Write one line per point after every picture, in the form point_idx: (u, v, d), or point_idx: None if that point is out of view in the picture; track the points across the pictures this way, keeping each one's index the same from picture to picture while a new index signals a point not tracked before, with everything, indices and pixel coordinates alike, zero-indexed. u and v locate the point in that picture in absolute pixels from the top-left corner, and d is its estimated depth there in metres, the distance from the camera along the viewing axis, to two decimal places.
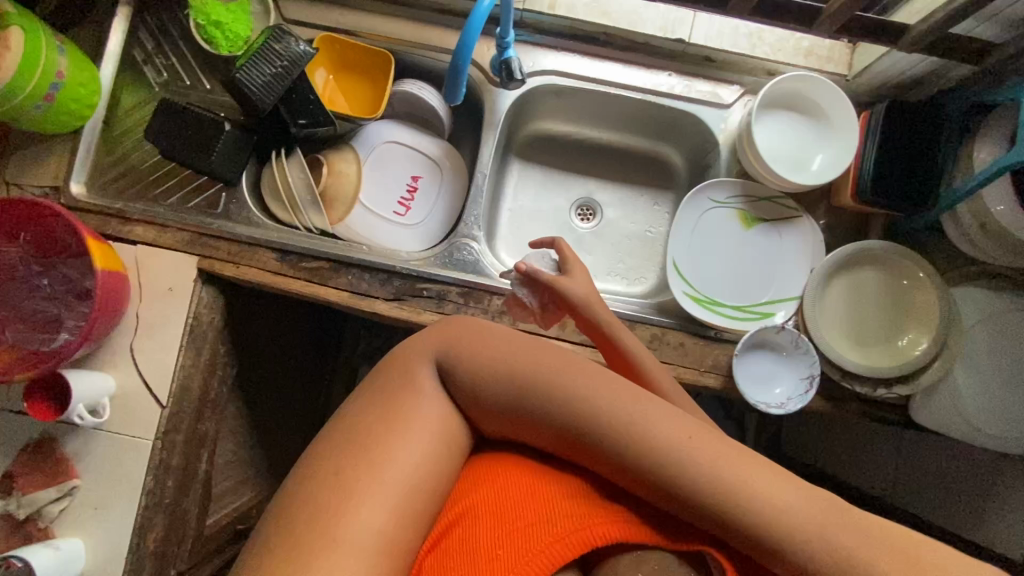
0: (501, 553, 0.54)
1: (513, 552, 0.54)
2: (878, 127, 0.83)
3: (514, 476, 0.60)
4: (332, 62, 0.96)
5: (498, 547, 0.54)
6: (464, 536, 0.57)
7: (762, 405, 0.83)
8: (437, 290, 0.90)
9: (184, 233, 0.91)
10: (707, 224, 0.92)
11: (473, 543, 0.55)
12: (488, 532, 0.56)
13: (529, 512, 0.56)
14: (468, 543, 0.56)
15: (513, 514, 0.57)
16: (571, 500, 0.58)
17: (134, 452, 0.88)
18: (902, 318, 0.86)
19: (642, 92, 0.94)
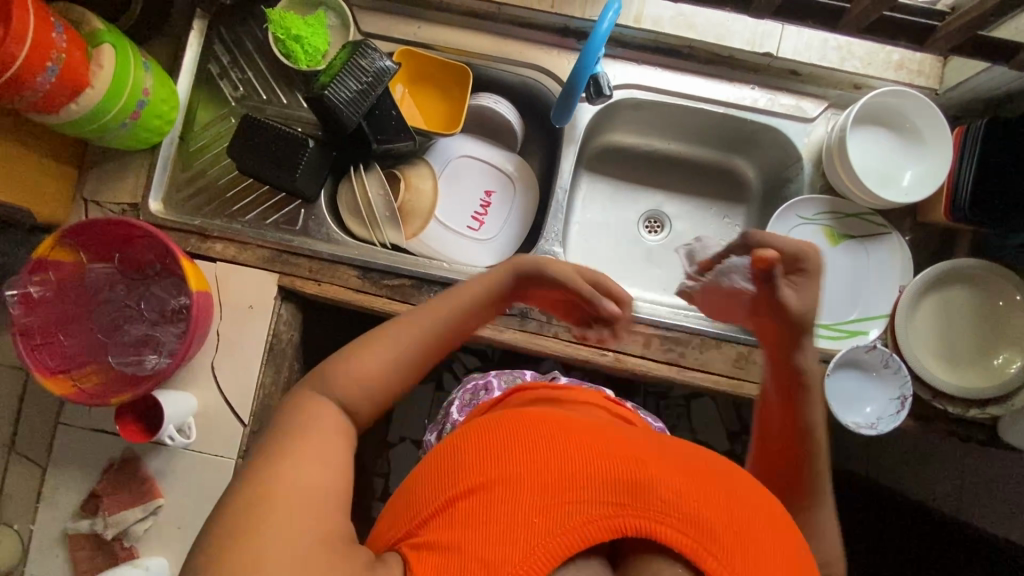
0: (537, 522, 0.44)
1: (535, 532, 0.43)
2: (976, 146, 0.82)
3: (531, 434, 0.49)
4: (410, 75, 0.96)
5: (530, 516, 0.44)
6: (478, 511, 0.45)
7: (853, 426, 0.82)
8: (520, 308, 0.89)
9: (265, 250, 0.90)
10: (793, 241, 0.90)
11: (492, 516, 0.44)
12: (509, 501, 0.45)
13: (557, 472, 0.46)
14: (483, 511, 0.44)
15: (537, 477, 0.46)
16: (607, 472, 0.47)
17: (216, 471, 0.87)
18: (995, 338, 0.84)
19: (724, 105, 0.93)
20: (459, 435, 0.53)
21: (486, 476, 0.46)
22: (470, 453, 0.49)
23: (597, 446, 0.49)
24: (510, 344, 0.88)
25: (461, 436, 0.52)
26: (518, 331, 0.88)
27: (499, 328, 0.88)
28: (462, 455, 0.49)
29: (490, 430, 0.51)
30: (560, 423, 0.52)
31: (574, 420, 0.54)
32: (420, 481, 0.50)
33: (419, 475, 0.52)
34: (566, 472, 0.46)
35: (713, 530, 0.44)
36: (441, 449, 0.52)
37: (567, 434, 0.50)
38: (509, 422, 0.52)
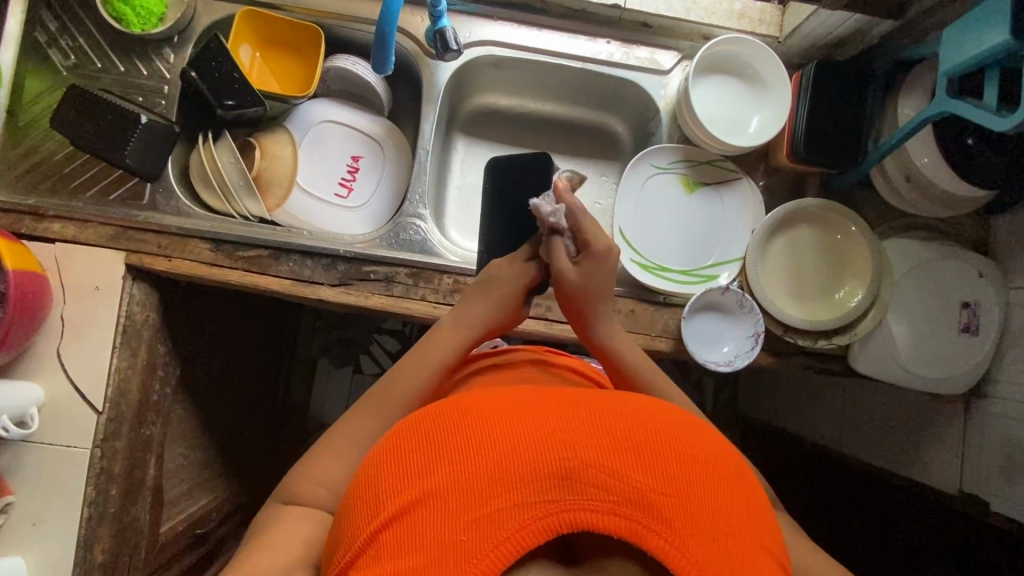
0: (467, 539, 0.42)
1: (481, 531, 0.43)
2: (807, 88, 0.86)
3: (453, 435, 0.48)
4: (256, 38, 0.91)
5: (460, 533, 0.43)
6: (408, 533, 0.44)
7: (710, 364, 0.85)
8: (385, 272, 0.87)
9: (108, 228, 0.86)
10: (650, 191, 0.93)
11: (433, 528, 0.43)
12: (443, 502, 0.44)
13: (487, 474, 0.45)
14: (422, 528, 0.43)
15: (461, 480, 0.45)
16: (531, 437, 0.47)
17: (72, 462, 0.83)
18: (838, 272, 0.89)
19: (581, 60, 0.94)
20: (383, 440, 0.53)
21: (413, 495, 0.45)
22: (394, 474, 0.48)
23: (517, 432, 0.47)
24: (376, 309, 0.86)
25: (384, 443, 0.52)
26: (384, 296, 0.86)
27: (365, 294, 0.86)
28: (388, 484, 0.47)
29: (407, 441, 0.50)
30: (479, 415, 0.50)
31: (500, 412, 0.50)
32: (355, 502, 0.49)
33: (350, 496, 0.51)
34: (488, 464, 0.46)
35: (632, 492, 0.44)
36: (366, 465, 0.52)
37: (486, 432, 0.48)
38: (429, 426, 0.50)
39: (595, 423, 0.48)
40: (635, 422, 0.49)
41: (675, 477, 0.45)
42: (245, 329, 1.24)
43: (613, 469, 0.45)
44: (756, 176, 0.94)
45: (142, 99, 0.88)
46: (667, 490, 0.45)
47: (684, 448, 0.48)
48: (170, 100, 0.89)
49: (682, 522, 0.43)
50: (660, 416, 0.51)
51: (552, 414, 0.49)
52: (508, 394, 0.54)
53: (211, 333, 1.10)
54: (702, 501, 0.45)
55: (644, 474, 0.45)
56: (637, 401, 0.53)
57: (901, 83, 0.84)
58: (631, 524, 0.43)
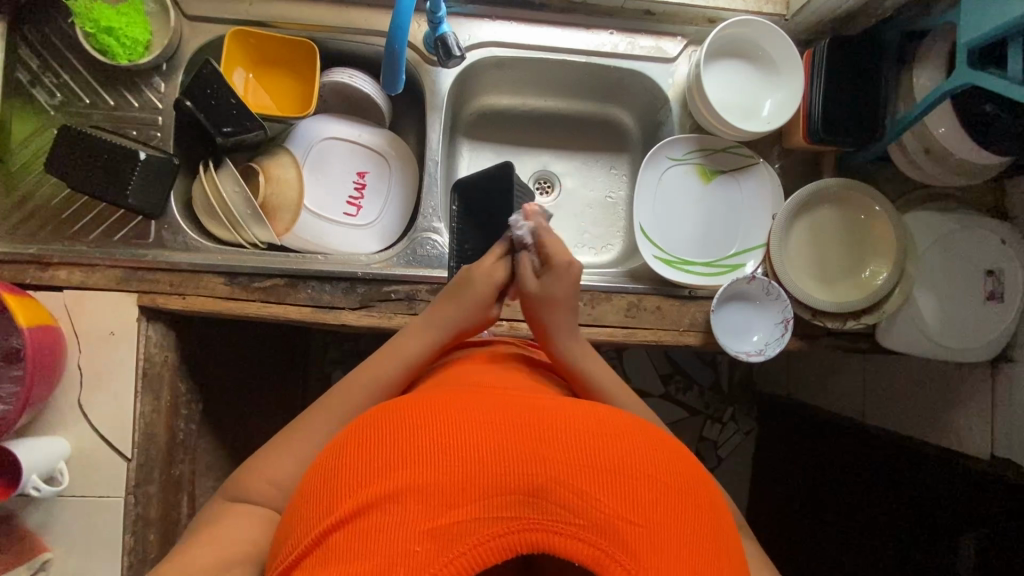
0: (420, 551, 0.42)
1: (435, 547, 0.42)
2: (821, 68, 0.84)
3: (419, 437, 0.47)
4: (249, 59, 0.87)
5: (413, 544, 0.42)
6: (358, 536, 0.43)
7: (741, 355, 0.85)
8: (406, 291, 0.85)
9: (116, 270, 0.83)
10: (666, 184, 0.91)
11: (386, 536, 0.42)
12: (399, 508, 0.43)
13: (449, 485, 0.44)
14: (375, 535, 0.43)
15: (422, 486, 0.44)
16: (499, 451, 0.46)
17: (106, 513, 0.82)
18: (862, 251, 0.88)
19: (586, 54, 0.91)
20: (347, 433, 0.52)
21: (370, 497, 0.44)
22: (353, 473, 0.47)
23: (487, 443, 0.46)
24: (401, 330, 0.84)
25: (348, 437, 0.51)
26: (408, 315, 0.84)
27: (388, 315, 0.84)
28: (345, 483, 0.46)
29: (371, 438, 0.49)
30: (450, 419, 0.48)
31: (469, 418, 0.48)
32: (309, 497, 0.48)
33: (306, 490, 0.50)
34: (453, 473, 0.45)
35: (597, 516, 0.44)
36: (325, 459, 0.51)
37: (457, 437, 0.47)
38: (395, 422, 0.49)
39: (571, 437, 0.47)
40: (613, 440, 0.48)
41: (644, 502, 0.45)
42: (262, 354, 1.22)
43: (581, 489, 0.44)
44: (771, 160, 0.93)
45: (137, 133, 0.85)
46: (635, 518, 0.44)
47: (659, 474, 0.47)
48: (165, 131, 0.86)
49: (643, 551, 0.43)
50: (638, 436, 0.50)
51: (528, 424, 0.48)
52: (483, 397, 0.53)
53: (229, 364, 1.08)
54: (669, 531, 0.45)
55: (612, 498, 0.44)
56: (619, 417, 0.52)
57: (917, 54, 0.83)
58: (590, 547, 0.43)
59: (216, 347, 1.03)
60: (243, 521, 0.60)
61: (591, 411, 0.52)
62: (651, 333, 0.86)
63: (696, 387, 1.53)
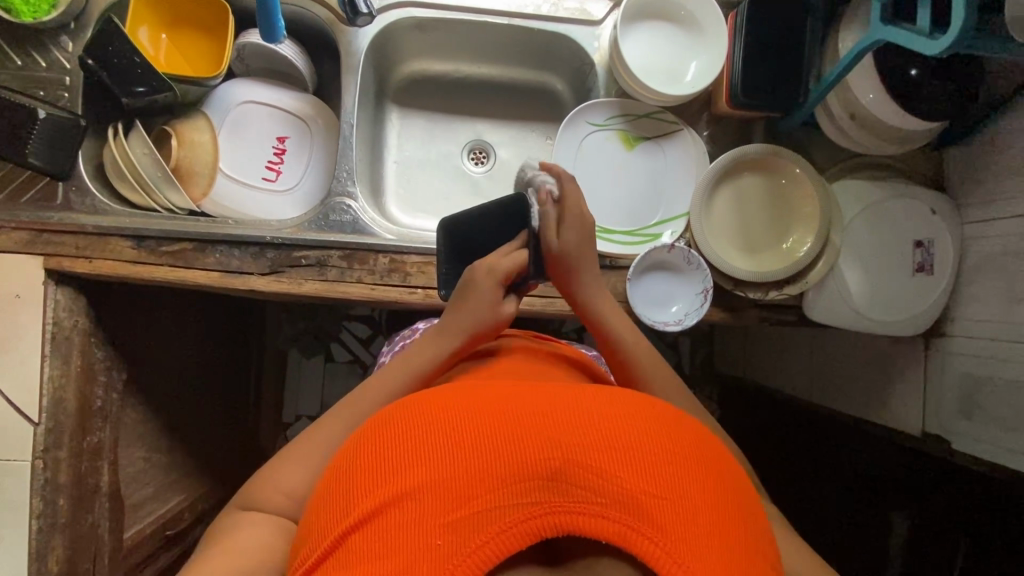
0: (442, 543, 0.41)
1: (457, 538, 0.41)
2: (743, 28, 0.81)
3: (431, 428, 0.46)
4: (158, 18, 0.85)
5: (435, 537, 0.41)
6: (378, 535, 0.42)
7: (659, 325, 0.83)
8: (317, 257, 0.83)
9: (21, 233, 0.82)
10: (588, 151, 0.89)
11: (406, 531, 0.41)
12: (417, 502, 0.42)
13: (466, 474, 0.43)
14: (396, 530, 0.41)
15: (439, 478, 0.43)
16: (513, 437, 0.45)
17: (14, 476, 0.82)
18: (787, 220, 0.86)
19: (508, 16, 0.89)
20: (358, 433, 0.51)
21: (388, 494, 0.43)
22: (368, 473, 0.45)
23: (501, 428, 0.46)
24: (312, 296, 0.83)
25: (359, 436, 0.50)
26: (319, 282, 0.83)
27: (298, 281, 0.83)
28: (360, 483, 0.45)
29: (382, 435, 0.48)
30: (462, 409, 0.48)
31: (482, 407, 0.48)
32: (325, 502, 0.47)
33: (321, 494, 0.49)
34: (468, 462, 0.44)
35: (621, 495, 0.42)
36: (338, 463, 0.50)
37: (469, 426, 0.46)
38: (407, 417, 0.48)
39: (585, 419, 0.47)
40: (629, 419, 0.47)
41: (668, 479, 0.44)
42: (202, 326, 1.21)
43: (599, 468, 0.43)
44: (700, 127, 0.91)
45: (44, 94, 0.83)
46: (659, 492, 0.43)
47: (680, 448, 0.46)
48: (73, 92, 0.84)
49: (673, 526, 0.41)
50: (655, 413, 0.49)
51: (540, 408, 0.47)
52: (492, 385, 0.52)
53: (159, 333, 1.07)
54: (699, 504, 0.43)
55: (633, 474, 0.43)
56: (634, 397, 0.51)
57: (841, 14, 0.80)
58: (620, 527, 0.41)
59: (143, 317, 1.02)
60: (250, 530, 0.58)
61: (606, 393, 0.51)
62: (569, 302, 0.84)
63: None
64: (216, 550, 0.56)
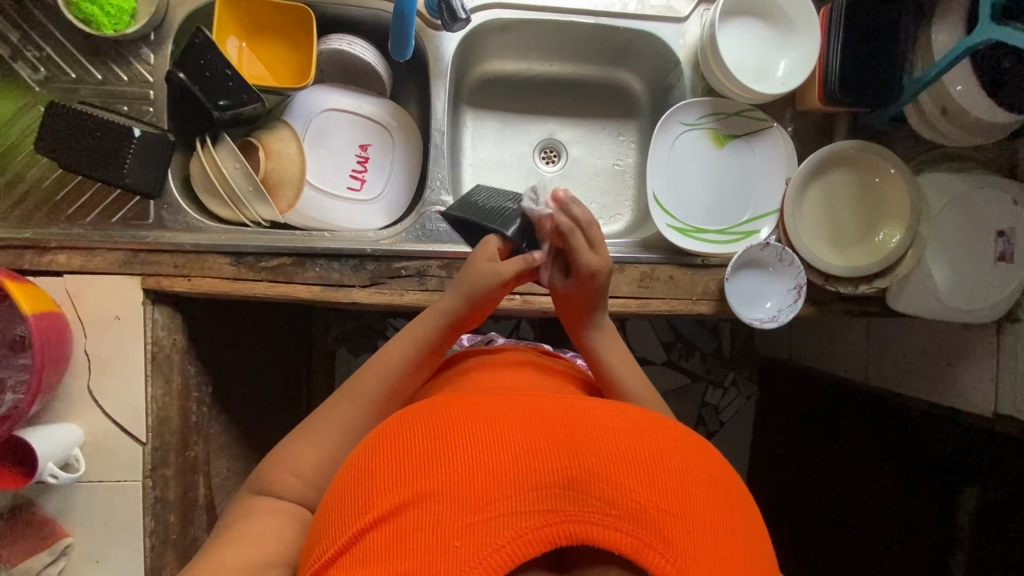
0: (461, 546, 0.40)
1: (473, 541, 0.40)
2: (839, 25, 0.82)
3: (453, 433, 0.46)
4: (241, 26, 0.83)
5: (452, 539, 0.40)
6: (396, 536, 0.41)
7: (755, 323, 0.85)
8: (416, 267, 0.83)
9: (117, 253, 0.81)
10: (678, 150, 0.90)
11: (424, 533, 0.41)
12: (437, 504, 0.42)
13: (483, 479, 0.43)
14: (414, 532, 0.41)
15: (457, 483, 0.43)
16: (532, 444, 0.45)
17: (124, 496, 0.82)
18: (875, 215, 0.88)
19: (594, 15, 0.89)
20: (376, 435, 0.51)
21: (409, 495, 0.43)
22: (389, 472, 0.45)
23: (519, 438, 0.46)
24: (413, 307, 0.83)
25: (379, 437, 0.50)
26: (418, 292, 0.83)
27: (398, 291, 0.83)
28: (381, 481, 0.45)
29: (404, 437, 0.48)
30: (482, 418, 0.48)
31: (500, 417, 0.48)
32: (342, 501, 0.47)
33: (339, 492, 0.48)
34: (488, 466, 0.44)
35: (633, 507, 0.42)
36: (359, 458, 0.49)
37: (488, 434, 0.46)
38: (429, 420, 0.48)
39: (601, 433, 0.47)
40: (645, 437, 0.47)
41: (678, 493, 0.44)
42: (270, 334, 1.20)
43: (615, 480, 0.43)
44: (784, 122, 0.91)
45: (128, 109, 0.81)
46: (670, 509, 0.42)
47: (690, 468, 0.46)
48: (158, 106, 0.82)
49: (682, 541, 0.41)
50: (663, 431, 0.49)
51: (558, 422, 0.47)
52: (510, 397, 0.52)
53: (237, 343, 1.06)
54: (707, 524, 0.43)
55: (646, 490, 0.43)
56: (647, 417, 0.52)
57: (936, 9, 0.81)
58: (631, 539, 0.41)
59: (222, 329, 1.01)
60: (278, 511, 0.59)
61: (616, 409, 0.51)
62: (663, 303, 0.86)
63: (699, 355, 1.55)
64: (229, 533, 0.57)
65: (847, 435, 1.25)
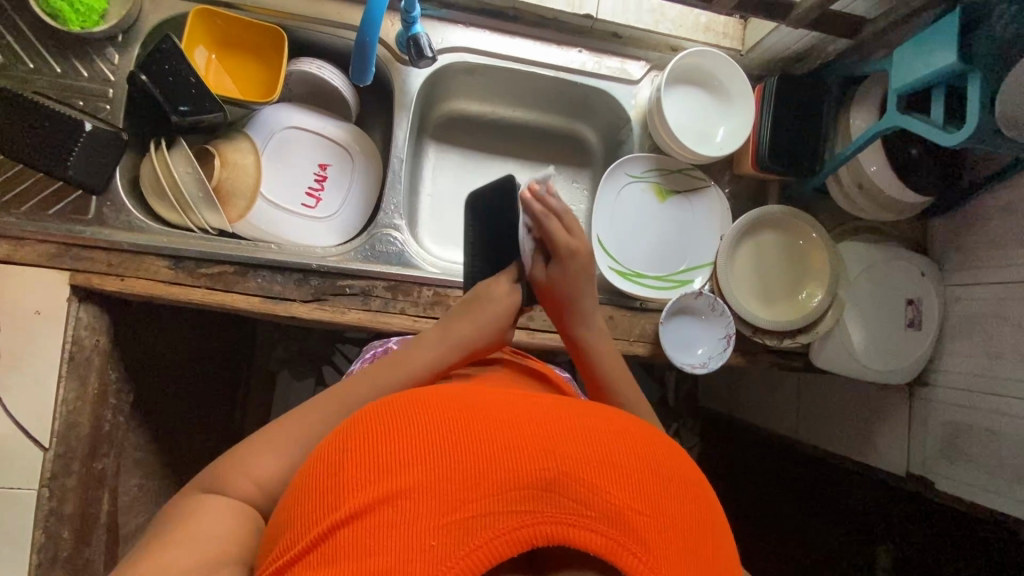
0: (436, 545, 0.40)
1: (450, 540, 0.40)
2: (770, 101, 0.91)
3: (427, 431, 0.45)
4: (211, 38, 0.85)
5: (428, 538, 0.40)
6: (369, 535, 0.40)
7: (686, 367, 0.88)
8: (362, 286, 0.84)
9: (48, 245, 0.78)
10: (625, 200, 0.96)
11: (399, 531, 0.40)
12: (412, 504, 0.41)
13: (458, 477, 0.43)
14: (389, 530, 0.40)
15: (433, 482, 0.42)
16: (507, 442, 0.45)
17: (15, 506, 0.76)
18: (801, 274, 0.95)
19: (555, 68, 0.95)
20: (343, 429, 0.49)
21: (383, 491, 0.42)
22: (361, 467, 0.44)
23: (496, 436, 0.45)
24: (354, 325, 0.83)
25: (347, 431, 0.48)
26: (361, 311, 0.83)
27: (341, 309, 0.83)
28: (351, 478, 0.43)
29: (376, 431, 0.46)
30: (459, 415, 0.47)
31: (475, 413, 0.47)
32: (309, 495, 0.45)
33: (302, 486, 0.46)
34: (463, 465, 0.43)
35: (606, 507, 0.42)
36: (326, 449, 0.48)
37: (465, 432, 0.45)
38: (402, 416, 0.47)
39: (574, 433, 0.47)
40: (617, 436, 0.48)
41: (648, 493, 0.45)
42: (204, 347, 1.15)
43: (590, 481, 0.43)
44: (722, 183, 0.99)
45: (83, 104, 0.81)
46: (642, 509, 0.43)
47: (659, 468, 0.47)
48: (115, 105, 0.82)
49: (654, 541, 0.42)
50: (633, 431, 0.50)
51: (535, 422, 0.47)
52: (483, 394, 0.52)
53: (165, 353, 1.01)
54: (677, 524, 0.44)
55: (619, 490, 0.44)
56: (620, 419, 0.52)
57: (853, 96, 0.91)
58: (605, 540, 0.41)
59: (153, 335, 0.97)
60: (219, 515, 0.52)
61: (587, 410, 0.52)
62: None
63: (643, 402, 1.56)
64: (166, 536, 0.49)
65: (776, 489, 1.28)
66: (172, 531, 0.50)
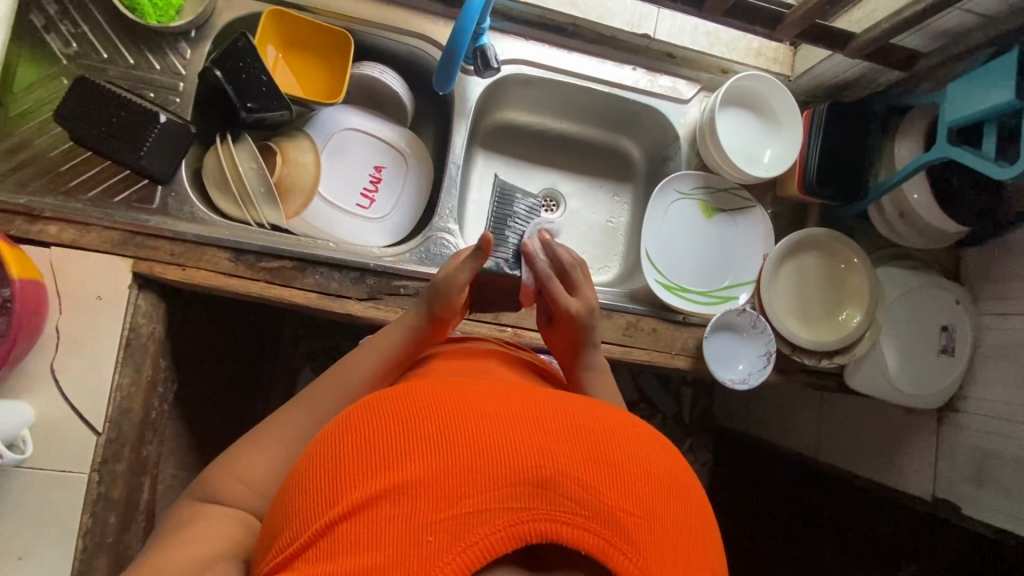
0: (433, 541, 0.37)
1: (445, 536, 0.37)
2: (820, 127, 0.93)
3: (423, 420, 0.42)
4: (281, 38, 0.88)
5: (426, 534, 0.37)
6: (363, 530, 0.38)
7: (728, 382, 0.89)
8: (415, 287, 0.85)
9: (113, 232, 0.79)
10: (672, 216, 0.98)
11: (394, 526, 0.37)
12: (407, 498, 0.38)
13: (455, 472, 0.40)
14: (382, 527, 0.37)
15: (430, 475, 0.39)
16: (506, 435, 0.42)
17: (62, 489, 0.75)
18: (840, 296, 0.97)
19: (609, 83, 0.97)
20: (339, 418, 0.47)
21: (378, 485, 0.39)
22: (358, 460, 0.41)
23: (495, 428, 0.42)
24: None
25: (342, 421, 0.45)
26: None
27: (395, 309, 0.84)
28: (347, 472, 0.41)
29: (373, 421, 0.43)
30: (457, 405, 0.44)
31: (474, 404, 0.44)
32: (303, 488, 0.43)
33: (298, 478, 0.44)
34: (461, 458, 0.40)
35: (605, 509, 0.40)
36: (323, 440, 0.45)
37: (463, 423, 0.42)
38: (399, 405, 0.44)
39: (576, 428, 0.44)
40: (617, 432, 0.45)
41: (647, 492, 0.42)
42: (239, 340, 1.15)
43: (591, 480, 0.41)
44: (764, 204, 1.01)
45: (154, 95, 0.83)
46: (641, 511, 0.41)
47: (659, 467, 0.44)
48: (184, 98, 0.84)
49: (652, 545, 0.40)
50: (633, 427, 0.47)
51: (536, 415, 0.44)
52: (482, 385, 0.49)
53: (207, 343, 1.02)
54: (674, 528, 0.41)
55: (618, 490, 0.41)
56: (621, 413, 0.49)
57: (898, 126, 0.94)
58: (601, 541, 0.39)
59: (197, 326, 0.98)
60: (215, 521, 0.54)
61: (586, 403, 0.49)
62: (645, 353, 0.90)
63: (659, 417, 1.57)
64: (165, 544, 0.51)
65: (795, 508, 1.29)
66: (175, 538, 0.51)
